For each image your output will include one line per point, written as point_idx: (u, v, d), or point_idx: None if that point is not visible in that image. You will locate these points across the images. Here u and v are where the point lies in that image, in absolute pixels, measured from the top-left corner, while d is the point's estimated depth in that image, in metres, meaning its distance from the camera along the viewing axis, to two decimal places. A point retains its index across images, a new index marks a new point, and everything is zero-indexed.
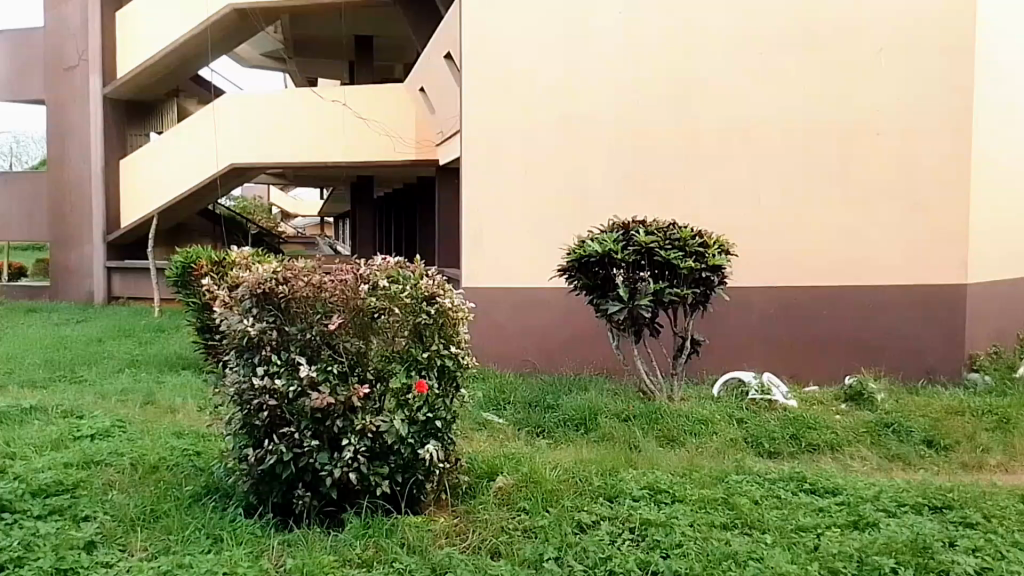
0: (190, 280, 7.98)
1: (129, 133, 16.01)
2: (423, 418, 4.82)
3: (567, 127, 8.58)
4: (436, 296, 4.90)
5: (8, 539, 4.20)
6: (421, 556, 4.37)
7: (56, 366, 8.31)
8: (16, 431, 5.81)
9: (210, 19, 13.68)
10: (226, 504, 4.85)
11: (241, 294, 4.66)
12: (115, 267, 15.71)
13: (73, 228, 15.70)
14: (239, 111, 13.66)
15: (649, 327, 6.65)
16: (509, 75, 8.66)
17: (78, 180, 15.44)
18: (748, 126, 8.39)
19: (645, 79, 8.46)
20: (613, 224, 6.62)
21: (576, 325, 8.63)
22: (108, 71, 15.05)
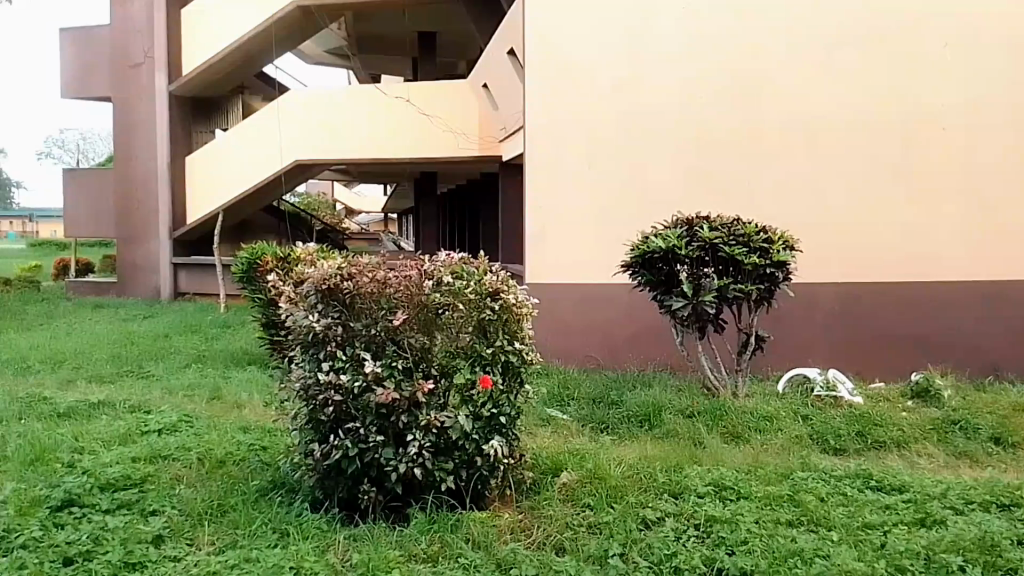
0: (256, 276, 8.10)
1: (194, 130, 16.12)
2: (487, 414, 4.81)
3: (626, 122, 8.60)
4: (500, 292, 4.89)
5: (78, 533, 4.25)
6: (486, 551, 4.37)
7: (123, 361, 8.41)
8: (86, 425, 5.90)
9: (274, 18, 13.78)
10: (293, 500, 4.86)
11: (307, 290, 4.68)
12: (182, 263, 15.80)
13: (139, 225, 15.78)
14: (290, 111, 13.84)
15: (713, 324, 6.57)
16: (569, 71, 8.70)
17: (145, 178, 15.57)
18: (808, 123, 8.36)
19: (705, 73, 8.45)
20: (676, 220, 6.66)
21: (641, 321, 8.67)
22: (173, 69, 15.13)
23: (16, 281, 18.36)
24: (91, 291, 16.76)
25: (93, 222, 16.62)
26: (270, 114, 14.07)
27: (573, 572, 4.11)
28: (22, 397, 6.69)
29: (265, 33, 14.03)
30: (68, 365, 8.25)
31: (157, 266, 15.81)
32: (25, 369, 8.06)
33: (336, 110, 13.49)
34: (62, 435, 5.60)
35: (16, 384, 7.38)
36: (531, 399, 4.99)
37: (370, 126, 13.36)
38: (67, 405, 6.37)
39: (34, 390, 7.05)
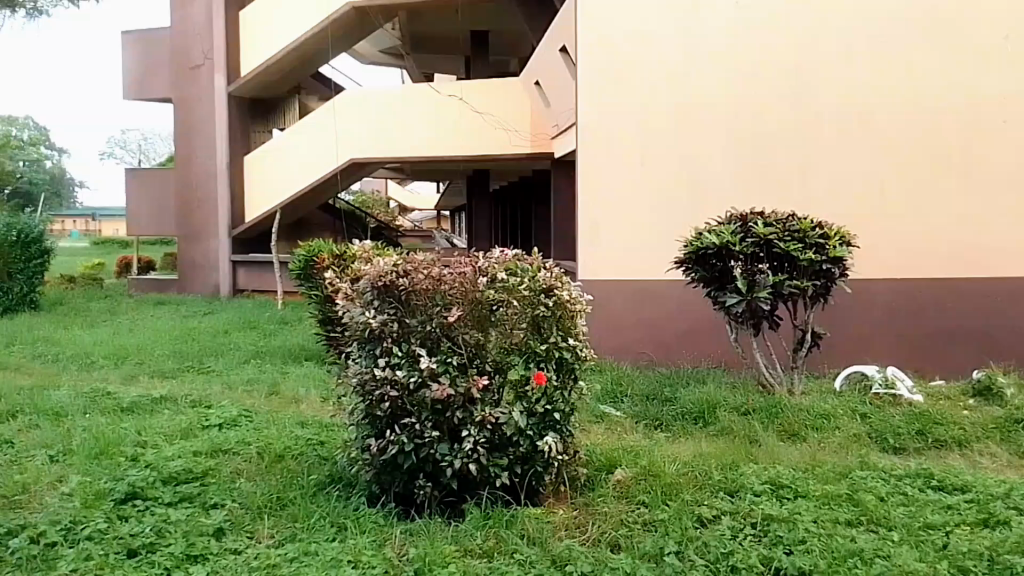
0: (313, 272, 8.22)
1: (252, 130, 16.39)
2: (541, 410, 4.82)
3: (677, 117, 8.58)
4: (554, 288, 4.90)
5: (142, 525, 4.33)
6: (542, 548, 4.36)
7: (185, 357, 8.57)
8: (149, 419, 6.05)
9: (330, 19, 13.88)
10: (350, 494, 4.91)
11: (363, 286, 4.73)
12: (241, 260, 15.92)
13: (201, 224, 16.08)
14: (338, 116, 14.11)
15: (767, 320, 6.60)
16: (619, 68, 8.71)
17: (204, 176, 15.86)
18: (863, 118, 8.27)
19: (756, 67, 8.41)
20: (730, 217, 6.62)
21: (693, 316, 8.64)
22: (233, 69, 15.42)
23: (80, 280, 18.87)
24: (154, 287, 17.12)
25: (154, 218, 17.09)
26: (319, 119, 14.35)
27: (630, 569, 4.08)
28: (87, 391, 6.89)
29: (321, 32, 14.14)
30: (131, 360, 8.45)
31: (217, 262, 16.02)
32: (91, 364, 8.29)
33: (382, 112, 13.70)
34: (125, 429, 5.75)
35: (82, 379, 7.59)
36: (585, 395, 4.98)
37: (420, 126, 13.51)
38: (131, 400, 6.54)
39: (98, 385, 7.26)
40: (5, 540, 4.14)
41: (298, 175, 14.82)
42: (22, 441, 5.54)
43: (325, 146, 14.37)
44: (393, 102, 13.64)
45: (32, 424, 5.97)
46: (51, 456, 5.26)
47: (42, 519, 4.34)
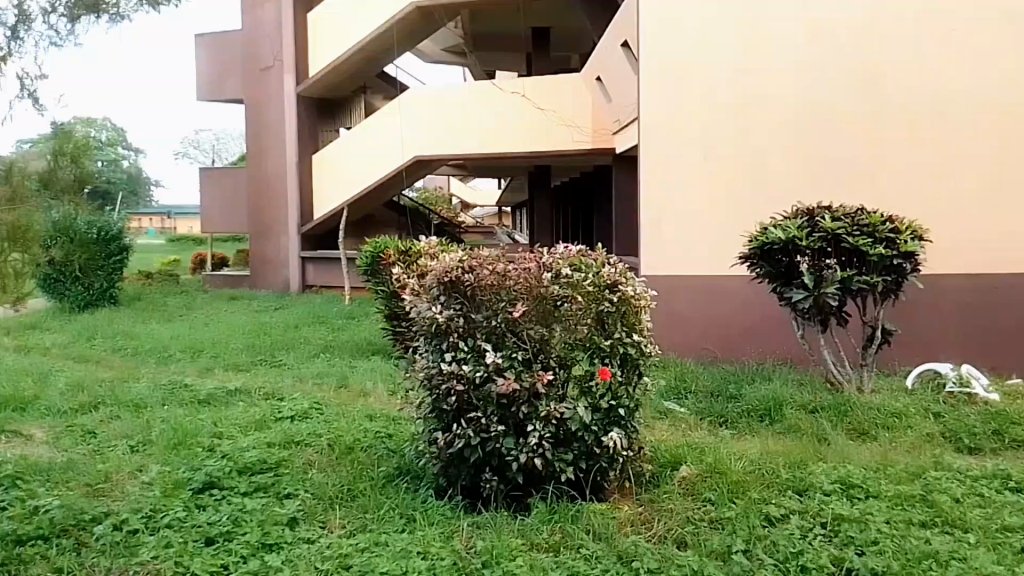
0: (380, 268, 8.36)
1: (321, 130, 16.69)
2: (606, 406, 4.83)
3: (741, 111, 8.49)
4: (618, 284, 4.90)
5: (219, 513, 4.45)
6: (608, 543, 4.35)
7: (258, 350, 8.81)
8: (225, 411, 6.26)
9: (392, 19, 13.96)
10: (418, 486, 4.98)
11: (429, 283, 4.79)
12: (311, 257, 16.29)
13: (271, 222, 16.50)
14: (394, 117, 14.30)
15: (835, 316, 6.58)
16: (682, 61, 8.63)
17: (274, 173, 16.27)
18: (934, 112, 8.10)
19: (824, 61, 8.28)
20: (797, 211, 6.61)
21: (761, 313, 8.55)
22: (301, 71, 15.76)
23: (155, 276, 19.53)
24: (226, 283, 17.67)
25: (229, 213, 17.58)
26: (375, 121, 14.59)
27: (697, 567, 4.04)
28: (164, 384, 7.16)
29: (386, 33, 14.27)
30: (207, 353, 8.73)
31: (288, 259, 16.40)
32: (168, 357, 8.58)
33: (436, 111, 13.78)
34: (202, 421, 5.96)
35: (160, 372, 7.88)
36: (649, 391, 4.97)
37: (474, 125, 13.48)
38: (206, 392, 6.76)
39: (176, 377, 7.56)
40: (90, 526, 4.29)
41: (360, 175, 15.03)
42: (106, 432, 5.78)
43: (382, 147, 14.55)
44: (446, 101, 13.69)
45: (114, 415, 6.22)
46: (131, 446, 5.47)
47: (125, 507, 4.50)
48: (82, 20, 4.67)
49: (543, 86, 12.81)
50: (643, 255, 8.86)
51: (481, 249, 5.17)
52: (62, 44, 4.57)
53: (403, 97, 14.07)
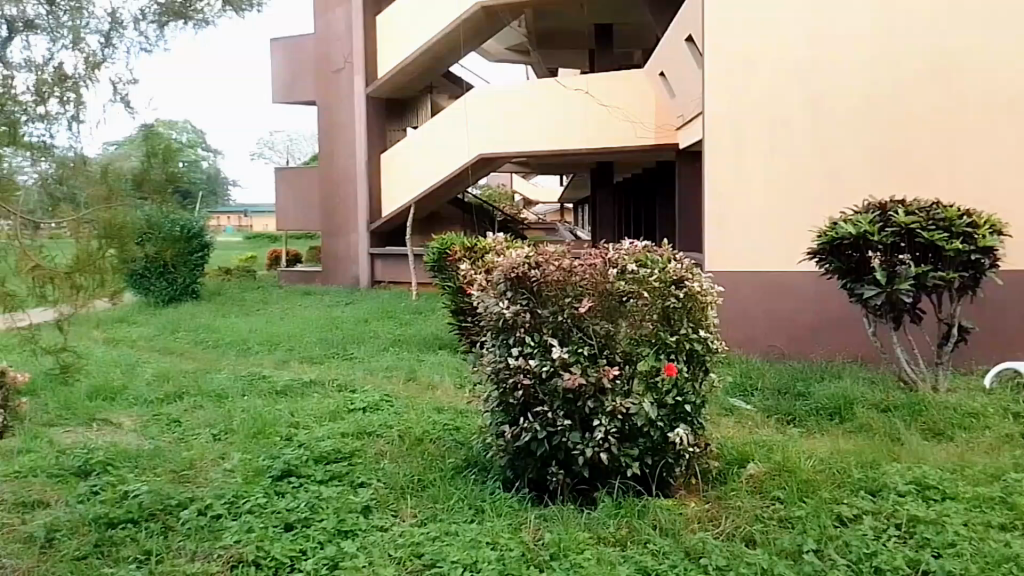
0: (446, 264, 8.54)
1: (389, 129, 16.98)
2: (672, 401, 4.82)
3: (808, 106, 8.33)
4: (684, 279, 4.89)
5: (298, 500, 4.63)
6: (674, 539, 4.35)
7: (331, 343, 9.08)
8: (301, 402, 6.51)
9: (458, 19, 14.19)
10: (485, 478, 5.07)
11: (497, 278, 4.85)
12: (379, 253, 16.56)
13: (341, 220, 16.92)
14: (456, 117, 14.49)
15: (909, 313, 6.45)
16: (747, 56, 8.51)
17: (346, 171, 16.65)
18: (1017, 102, 7.82)
19: (897, 52, 8.07)
20: (868, 206, 6.54)
21: (831, 310, 8.43)
22: (370, 72, 16.03)
23: (235, 272, 20.23)
24: (298, 280, 18.12)
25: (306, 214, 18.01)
26: (438, 122, 14.81)
27: (767, 566, 4.00)
28: (244, 375, 7.48)
29: (451, 34, 14.51)
30: (283, 346, 9.05)
31: (358, 257, 16.78)
32: (247, 350, 8.92)
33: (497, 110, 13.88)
34: (280, 411, 6.21)
35: (240, 364, 8.21)
36: (716, 387, 4.94)
37: (535, 123, 13.53)
38: (283, 383, 7.04)
39: (254, 368, 7.89)
40: (177, 510, 4.50)
41: (424, 175, 15.32)
42: (189, 421, 6.08)
43: (445, 146, 14.78)
44: (507, 100, 13.76)
45: (197, 405, 6.54)
46: (214, 434, 5.75)
47: (210, 493, 4.71)
48: (170, 27, 4.88)
49: (605, 84, 12.80)
50: (709, 251, 8.78)
51: (546, 246, 5.23)
52: (152, 49, 4.79)
53: (464, 98, 14.29)
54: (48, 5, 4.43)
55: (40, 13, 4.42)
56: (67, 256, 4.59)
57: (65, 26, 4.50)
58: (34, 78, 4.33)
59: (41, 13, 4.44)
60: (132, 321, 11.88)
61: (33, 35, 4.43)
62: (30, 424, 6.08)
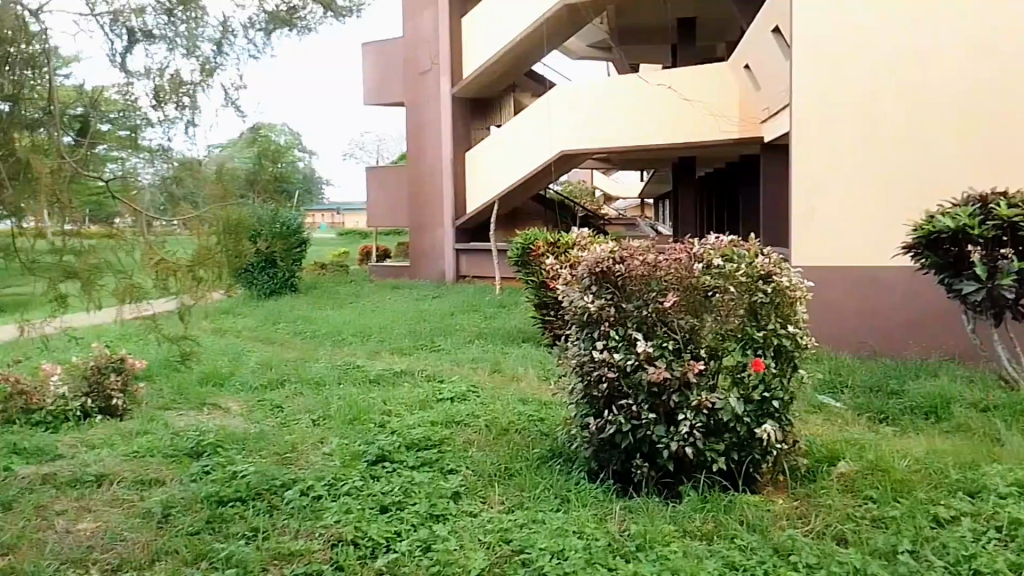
0: (530, 260, 8.70)
1: (473, 127, 17.37)
2: (759, 397, 4.79)
3: (899, 102, 8.08)
4: (772, 274, 4.84)
5: (393, 484, 4.84)
6: (763, 536, 4.30)
7: (418, 335, 9.38)
8: (394, 390, 6.80)
9: (540, 19, 14.29)
10: (570, 468, 5.15)
11: (582, 273, 4.92)
12: (464, 249, 16.99)
13: (427, 216, 17.40)
14: (534, 117, 14.70)
15: (1011, 310, 6.21)
16: (836, 52, 8.28)
17: (432, 170, 17.16)
18: None
19: (996, 45, 7.77)
20: (967, 199, 6.33)
21: (922, 305, 8.18)
22: (455, 73, 16.45)
23: (330, 265, 20.87)
24: (388, 274, 18.67)
25: (388, 211, 18.57)
26: (517, 122, 15.09)
27: (860, 565, 3.90)
28: (339, 365, 7.83)
29: (533, 34, 14.66)
30: (373, 337, 9.42)
31: (443, 252, 17.24)
32: (341, 340, 9.32)
33: (574, 108, 13.95)
34: (373, 399, 6.50)
35: (335, 353, 8.60)
36: (806, 383, 4.88)
37: (611, 120, 13.51)
38: (376, 372, 7.36)
39: (349, 358, 8.27)
40: (281, 490, 4.78)
41: (505, 173, 15.64)
42: (290, 406, 6.44)
43: (525, 145, 15.03)
44: (583, 98, 13.80)
45: (297, 392, 6.91)
46: (313, 420, 6.09)
47: (310, 474, 4.98)
48: (277, 33, 5.22)
49: (684, 79, 12.58)
50: (797, 249, 8.59)
51: (629, 241, 5.25)
52: (259, 53, 5.13)
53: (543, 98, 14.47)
54: (167, 15, 4.77)
55: (157, 23, 4.77)
56: (188, 250, 4.89)
57: (180, 33, 4.85)
58: (153, 86, 4.76)
59: (159, 24, 4.79)
60: (236, 311, 12.61)
61: (152, 43, 4.79)
62: (147, 408, 6.57)
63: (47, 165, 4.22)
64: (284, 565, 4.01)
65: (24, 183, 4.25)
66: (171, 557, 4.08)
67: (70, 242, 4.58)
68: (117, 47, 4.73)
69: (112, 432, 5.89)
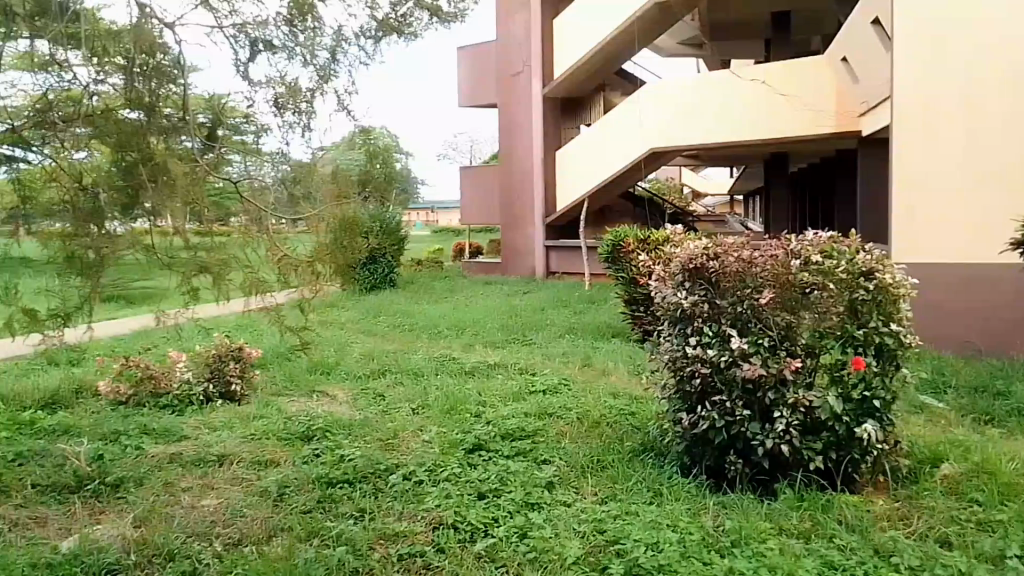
0: (621, 256, 8.88)
1: (563, 127, 17.73)
2: (859, 396, 4.73)
3: (1009, 101, 7.73)
4: (874, 271, 4.76)
5: (490, 471, 5.05)
6: (862, 536, 4.19)
7: (511, 329, 9.58)
8: (488, 381, 7.10)
9: (631, 19, 14.24)
10: (662, 463, 5.21)
11: (675, 269, 4.96)
12: (554, 246, 17.37)
13: (518, 214, 17.89)
14: (619, 117, 14.81)
15: None
16: (942, 48, 7.94)
17: (523, 169, 17.66)
18: None
19: None
20: None
21: None
22: (546, 74, 16.86)
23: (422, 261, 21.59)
24: (481, 271, 19.23)
25: (480, 210, 19.17)
26: (604, 123, 15.24)
27: (965, 568, 3.77)
28: (437, 357, 8.16)
29: (622, 36, 14.74)
30: (468, 331, 9.69)
31: (533, 249, 17.64)
32: (437, 332, 9.67)
33: (657, 108, 13.95)
34: (470, 390, 6.78)
35: (433, 346, 8.94)
36: (909, 383, 4.77)
37: (695, 118, 13.41)
38: (471, 365, 7.68)
39: (445, 350, 8.57)
40: (386, 474, 5.05)
41: (591, 172, 15.84)
42: (392, 395, 6.78)
43: (612, 146, 15.17)
44: (667, 97, 13.78)
45: (398, 381, 7.28)
46: (413, 408, 6.40)
47: (412, 460, 5.25)
48: (385, 40, 5.50)
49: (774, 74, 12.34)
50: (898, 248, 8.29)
51: (723, 237, 5.23)
52: (369, 61, 5.53)
53: (631, 98, 14.55)
54: (290, 28, 5.13)
55: (281, 36, 5.13)
56: (306, 247, 5.52)
57: (301, 45, 5.20)
58: (274, 93, 5.14)
59: (281, 36, 5.15)
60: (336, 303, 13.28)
61: (273, 53, 5.16)
62: (262, 393, 7.04)
63: (182, 170, 4.63)
64: (389, 544, 4.21)
65: (163, 185, 4.68)
66: (285, 533, 4.36)
67: (200, 238, 5.09)
68: (241, 56, 5.08)
69: (231, 416, 6.34)
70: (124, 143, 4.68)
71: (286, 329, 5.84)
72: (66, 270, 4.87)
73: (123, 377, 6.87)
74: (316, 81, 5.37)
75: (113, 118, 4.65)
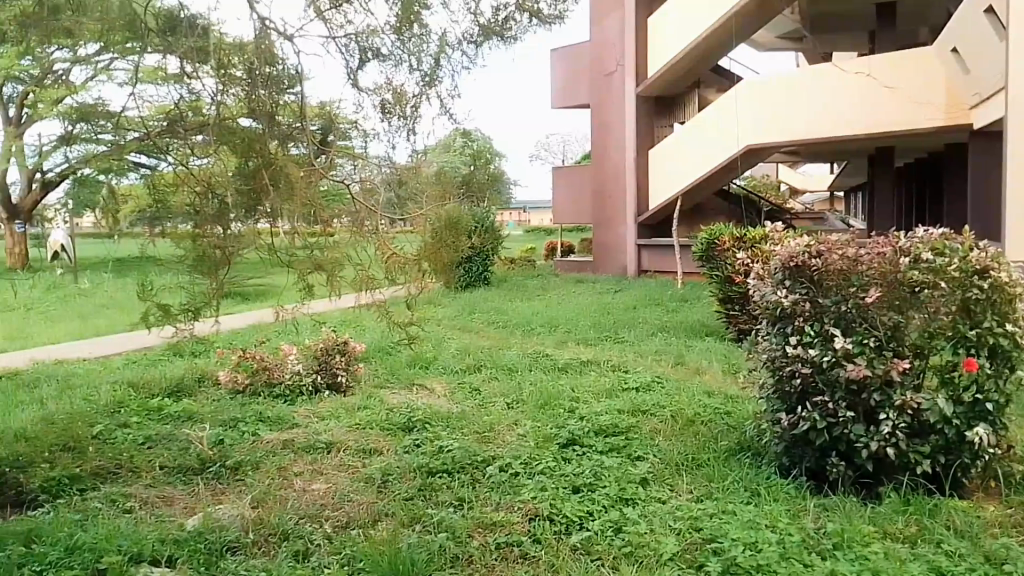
0: (715, 254, 8.86)
1: (656, 125, 17.64)
2: (970, 398, 4.54)
3: None
4: (990, 269, 4.54)
5: (585, 465, 5.16)
6: (973, 542, 4.02)
7: (602, 327, 9.63)
8: (581, 378, 7.22)
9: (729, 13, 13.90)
10: (760, 463, 5.16)
11: (775, 268, 4.88)
12: (647, 245, 17.28)
13: (612, 211, 17.96)
14: (713, 116, 14.66)
15: None
16: None
17: (615, 167, 17.75)
18: None
19: None
20: None
21: None
22: (640, 73, 16.86)
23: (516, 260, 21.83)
24: (572, 269, 19.49)
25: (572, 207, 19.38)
26: (698, 122, 15.12)
27: None
28: (530, 353, 8.32)
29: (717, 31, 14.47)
30: (560, 328, 9.80)
31: (625, 246, 17.69)
32: (530, 329, 9.85)
33: (748, 106, 13.72)
34: (565, 385, 6.94)
35: (525, 342, 9.11)
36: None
37: (790, 115, 13.06)
38: (564, 361, 7.86)
39: (538, 347, 8.72)
40: (483, 466, 5.24)
41: (682, 172, 15.76)
42: (488, 390, 6.98)
43: (705, 146, 15.03)
44: (758, 94, 13.49)
45: (493, 376, 7.49)
46: (508, 403, 6.59)
47: (508, 453, 5.42)
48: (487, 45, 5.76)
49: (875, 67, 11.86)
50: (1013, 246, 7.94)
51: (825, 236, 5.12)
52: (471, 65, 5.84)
53: (723, 97, 14.35)
54: (398, 37, 5.42)
55: (389, 44, 5.41)
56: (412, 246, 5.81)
57: (408, 52, 5.52)
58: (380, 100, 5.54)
59: (389, 44, 5.43)
60: None
61: (382, 61, 5.46)
62: (364, 385, 7.41)
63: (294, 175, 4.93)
64: (487, 533, 4.36)
65: (284, 188, 5.07)
66: (390, 518, 4.56)
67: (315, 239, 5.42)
68: (352, 64, 5.34)
69: (339, 406, 6.71)
70: (246, 150, 5.04)
71: (392, 324, 6.14)
72: (193, 268, 5.29)
73: (240, 368, 7.38)
74: (422, 86, 5.73)
75: (227, 125, 4.97)
